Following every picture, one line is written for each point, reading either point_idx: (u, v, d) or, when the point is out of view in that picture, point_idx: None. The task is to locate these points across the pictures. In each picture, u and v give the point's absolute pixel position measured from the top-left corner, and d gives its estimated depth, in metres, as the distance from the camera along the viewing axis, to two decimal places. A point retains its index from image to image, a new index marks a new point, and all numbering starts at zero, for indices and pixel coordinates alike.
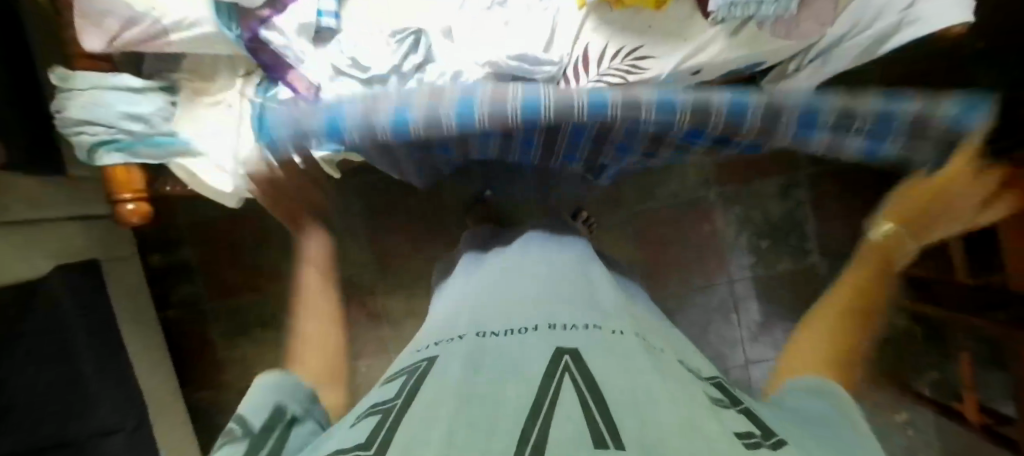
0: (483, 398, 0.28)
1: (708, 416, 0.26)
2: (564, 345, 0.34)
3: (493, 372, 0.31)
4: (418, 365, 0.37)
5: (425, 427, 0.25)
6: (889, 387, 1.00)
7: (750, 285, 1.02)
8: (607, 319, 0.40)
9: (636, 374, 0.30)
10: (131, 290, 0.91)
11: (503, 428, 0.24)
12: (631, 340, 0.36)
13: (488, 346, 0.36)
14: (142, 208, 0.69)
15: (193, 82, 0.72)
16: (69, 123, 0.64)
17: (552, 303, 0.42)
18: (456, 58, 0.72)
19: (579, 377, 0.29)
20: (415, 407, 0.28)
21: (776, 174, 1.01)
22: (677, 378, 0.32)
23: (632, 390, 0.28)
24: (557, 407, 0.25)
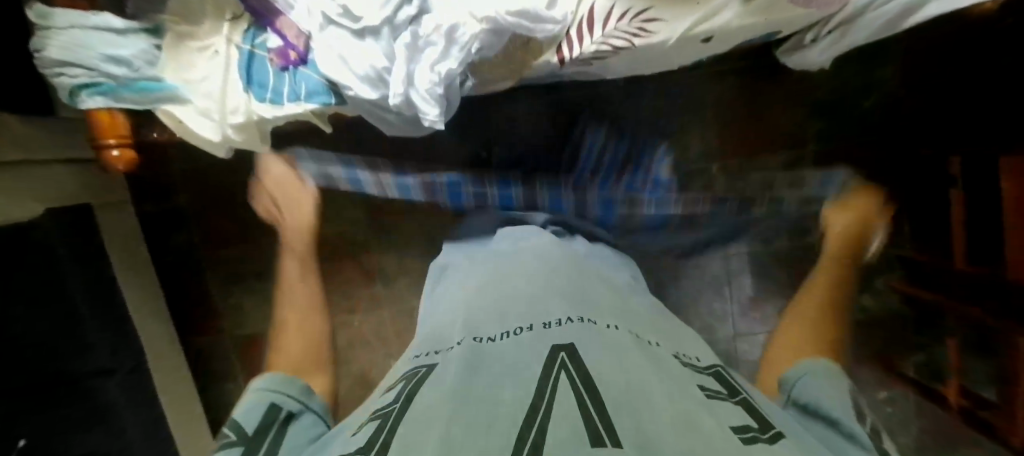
0: (485, 398, 0.29)
1: (705, 414, 0.28)
2: (560, 340, 0.35)
3: (494, 374, 0.33)
4: (418, 372, 0.38)
5: (429, 430, 0.27)
6: (872, 368, 1.01)
7: (743, 261, 1.02)
8: (599, 312, 0.42)
9: (633, 373, 0.31)
10: (126, 236, 0.92)
11: (505, 429, 0.25)
12: (626, 337, 0.37)
13: (485, 349, 0.37)
14: (128, 155, 0.68)
15: (178, 25, 0.68)
16: (48, 64, 0.61)
17: (549, 300, 0.43)
18: (452, 9, 0.65)
19: (575, 374, 0.30)
20: (417, 411, 0.30)
21: (780, 150, 0.98)
22: (671, 372, 0.34)
23: (627, 387, 0.30)
24: (555, 406, 0.27)
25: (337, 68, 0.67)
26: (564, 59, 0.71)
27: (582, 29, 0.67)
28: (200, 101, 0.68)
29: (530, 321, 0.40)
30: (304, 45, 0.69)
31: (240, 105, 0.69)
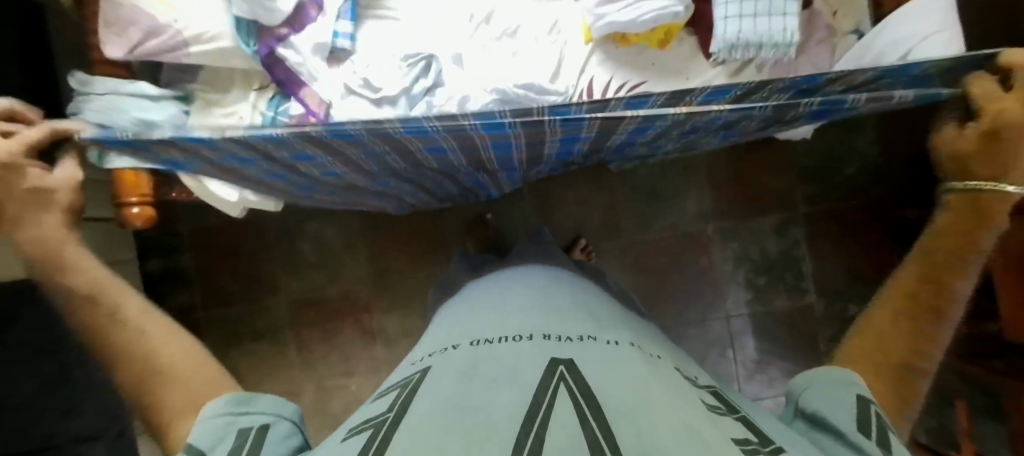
0: (481, 404, 0.30)
1: (707, 427, 0.28)
2: (560, 354, 0.36)
3: (488, 379, 0.33)
4: (411, 379, 0.39)
5: (427, 437, 0.27)
6: None
7: (747, 321, 1.02)
8: (600, 330, 0.43)
9: (630, 381, 0.32)
10: None
11: (504, 436, 0.26)
12: (627, 352, 0.38)
13: (482, 355, 0.38)
14: (149, 212, 0.71)
15: (207, 94, 0.73)
16: None
17: (552, 317, 0.44)
18: (465, 84, 0.74)
19: (575, 385, 0.31)
20: (408, 421, 0.31)
21: (774, 212, 1.02)
22: (672, 384, 0.34)
23: (628, 397, 0.30)
24: (553, 415, 0.28)
25: None
26: None
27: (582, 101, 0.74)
28: None
29: (530, 332, 0.41)
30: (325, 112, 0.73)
31: None
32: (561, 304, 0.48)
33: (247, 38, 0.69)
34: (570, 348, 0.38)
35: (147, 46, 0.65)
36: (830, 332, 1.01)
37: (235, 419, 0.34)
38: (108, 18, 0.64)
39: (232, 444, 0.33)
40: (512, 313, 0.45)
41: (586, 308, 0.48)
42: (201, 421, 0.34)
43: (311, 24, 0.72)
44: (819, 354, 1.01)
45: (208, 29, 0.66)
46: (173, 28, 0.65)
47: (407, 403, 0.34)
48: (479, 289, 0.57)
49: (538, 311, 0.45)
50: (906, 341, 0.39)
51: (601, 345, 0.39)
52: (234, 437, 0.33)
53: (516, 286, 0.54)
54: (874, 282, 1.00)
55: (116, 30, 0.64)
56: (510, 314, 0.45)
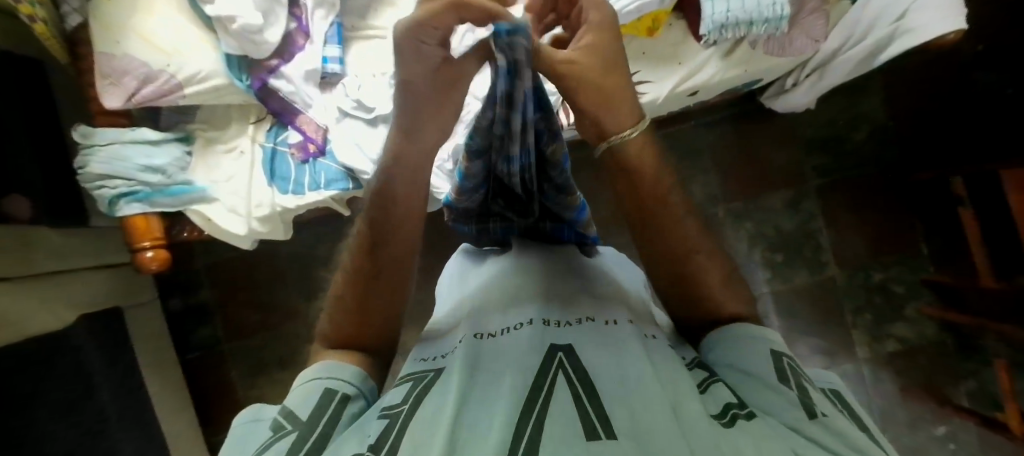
0: (482, 398, 0.31)
1: (692, 399, 0.30)
2: (558, 339, 0.36)
3: (490, 372, 0.33)
4: (425, 374, 0.37)
5: (437, 428, 0.28)
6: (925, 399, 0.96)
7: (769, 300, 1.00)
8: (599, 309, 0.42)
9: (625, 364, 0.33)
10: (151, 334, 0.94)
11: (506, 422, 0.27)
12: (626, 332, 0.37)
13: (486, 349, 0.37)
14: (161, 253, 0.71)
15: (207, 132, 0.75)
16: (92, 179, 0.68)
17: (554, 299, 0.43)
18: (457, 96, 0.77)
19: (574, 376, 0.31)
20: (418, 414, 0.31)
21: (784, 187, 1.00)
22: (664, 360, 0.34)
23: (622, 380, 0.31)
24: (551, 407, 0.28)
25: (352, 154, 0.72)
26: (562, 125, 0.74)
27: None
28: (226, 198, 0.73)
29: (531, 317, 0.40)
30: (323, 137, 0.74)
31: (264, 198, 0.73)
32: (562, 282, 0.46)
33: (239, 73, 0.70)
34: (571, 335, 0.37)
35: (142, 93, 0.66)
36: (856, 303, 0.99)
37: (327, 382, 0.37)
38: (101, 70, 0.65)
39: (319, 403, 0.35)
40: (513, 295, 0.44)
41: (591, 283, 0.46)
42: (234, 426, 0.35)
43: (301, 52, 0.73)
44: (845, 328, 0.98)
45: (201, 68, 0.68)
46: (167, 72, 0.67)
47: (422, 394, 0.33)
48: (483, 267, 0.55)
49: (543, 293, 0.44)
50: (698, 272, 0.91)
51: (601, 329, 0.38)
52: (322, 394, 0.36)
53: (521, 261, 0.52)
54: (894, 249, 0.98)
55: (110, 81, 0.65)
56: (514, 295, 0.44)
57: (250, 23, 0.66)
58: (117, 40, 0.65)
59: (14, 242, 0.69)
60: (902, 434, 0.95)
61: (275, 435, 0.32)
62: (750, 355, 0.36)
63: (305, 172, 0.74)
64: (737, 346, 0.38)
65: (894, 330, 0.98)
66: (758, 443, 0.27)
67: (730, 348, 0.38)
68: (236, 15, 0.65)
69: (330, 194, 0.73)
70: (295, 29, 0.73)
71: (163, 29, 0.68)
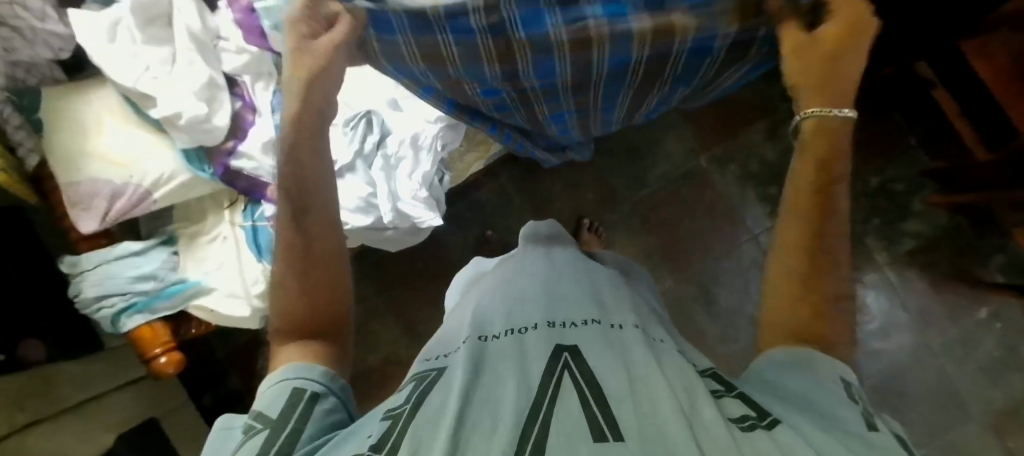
0: (487, 397, 0.27)
1: (704, 400, 0.26)
2: (564, 341, 0.32)
3: (494, 372, 0.30)
4: (427, 372, 0.33)
5: (439, 428, 0.25)
6: (958, 286, 0.94)
7: (774, 234, 0.99)
8: (605, 310, 0.37)
9: (633, 368, 0.29)
10: (192, 432, 0.94)
11: (510, 430, 0.24)
12: (633, 334, 0.33)
13: (492, 346, 0.33)
14: (175, 355, 0.69)
15: (187, 228, 0.77)
16: (91, 303, 0.69)
17: (559, 296, 0.39)
18: (409, 126, 0.75)
19: (579, 378, 0.28)
20: (424, 413, 0.27)
21: (757, 120, 1.00)
22: (676, 362, 0.30)
23: (630, 384, 0.27)
24: (557, 413, 0.25)
25: None
26: None
27: None
28: (224, 285, 0.74)
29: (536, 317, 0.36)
30: None
31: (258, 276, 0.74)
32: (571, 282, 0.42)
33: (201, 165, 0.72)
34: (578, 337, 0.33)
35: (115, 209, 0.68)
36: (862, 211, 0.98)
37: (290, 383, 0.34)
38: (71, 199, 0.66)
39: (286, 404, 0.32)
40: (515, 293, 0.40)
41: (593, 282, 0.43)
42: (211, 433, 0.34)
43: (251, 128, 0.74)
44: (858, 239, 0.97)
45: (163, 170, 0.69)
46: (132, 182, 0.68)
47: (424, 393, 0.30)
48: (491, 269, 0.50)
49: (551, 292, 0.40)
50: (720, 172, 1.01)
51: (611, 332, 0.34)
52: (288, 397, 0.33)
53: (527, 262, 0.47)
54: (881, 149, 0.98)
55: (82, 207, 0.67)
56: (522, 293, 0.40)
57: (197, 113, 0.67)
58: (78, 166, 0.67)
59: (37, 384, 0.73)
60: (947, 327, 0.94)
61: (245, 439, 0.30)
62: (808, 381, 0.30)
63: None
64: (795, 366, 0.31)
65: (908, 227, 0.96)
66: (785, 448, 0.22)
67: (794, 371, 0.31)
68: (181, 110, 0.66)
69: None
70: (241, 107, 0.74)
71: (118, 142, 0.69)
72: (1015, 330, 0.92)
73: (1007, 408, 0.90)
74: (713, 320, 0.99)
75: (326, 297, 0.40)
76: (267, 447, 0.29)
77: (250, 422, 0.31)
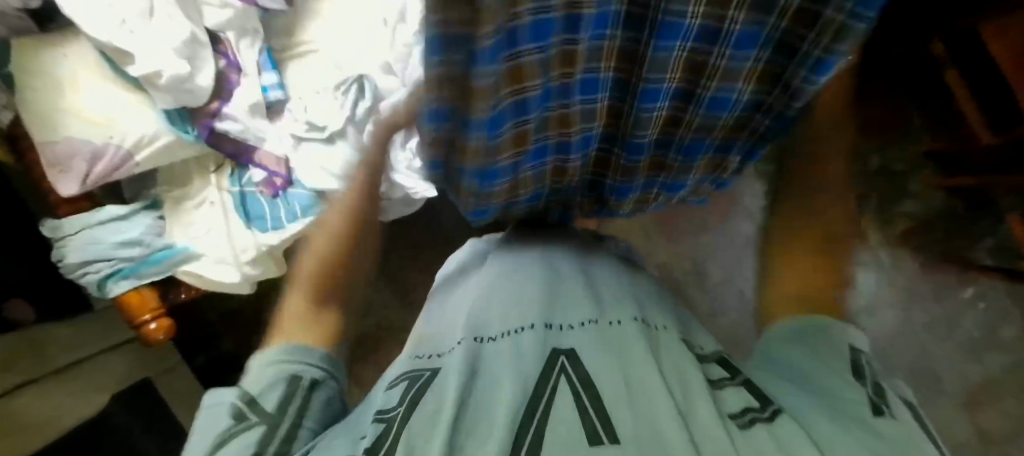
0: (481, 397, 0.27)
1: (702, 400, 0.27)
2: (561, 342, 0.32)
3: (489, 371, 0.29)
4: (418, 372, 0.32)
5: (434, 428, 0.24)
6: (947, 267, 0.95)
7: None
8: (603, 307, 0.37)
9: (631, 367, 0.29)
10: (186, 391, 0.95)
11: (506, 432, 0.23)
12: (631, 328, 0.33)
13: (488, 347, 0.32)
14: (165, 322, 0.69)
15: (171, 192, 0.74)
16: (75, 268, 0.68)
17: (555, 290, 0.39)
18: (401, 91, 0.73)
19: (577, 378, 0.28)
20: (417, 411, 0.27)
21: None
22: (674, 364, 0.30)
23: (628, 384, 0.28)
24: (555, 413, 0.25)
25: (320, 177, 0.72)
26: None
27: None
28: (212, 251, 0.72)
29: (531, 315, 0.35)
30: (286, 168, 0.73)
31: (248, 243, 0.72)
32: (565, 274, 0.41)
33: (184, 126, 0.69)
34: (574, 336, 0.33)
35: (96, 172, 0.65)
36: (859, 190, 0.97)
37: (285, 370, 0.34)
38: (47, 160, 0.63)
39: (281, 392, 0.32)
40: (511, 285, 0.39)
41: (587, 272, 0.42)
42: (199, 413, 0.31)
43: (236, 88, 0.71)
44: None
45: (144, 132, 0.67)
46: (113, 144, 0.65)
47: (417, 392, 0.29)
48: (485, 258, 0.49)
49: (546, 283, 0.39)
50: None
51: (606, 328, 0.34)
52: (284, 385, 0.32)
53: (520, 250, 0.46)
54: (883, 128, 0.97)
55: (59, 168, 0.63)
56: (516, 284, 0.39)
57: (178, 73, 0.64)
58: (52, 126, 0.63)
59: None
60: (931, 308, 0.95)
61: (236, 429, 0.29)
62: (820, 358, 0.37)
63: (279, 207, 0.73)
64: (811, 344, 0.39)
65: (903, 208, 0.96)
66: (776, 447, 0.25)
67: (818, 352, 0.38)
68: (161, 68, 0.63)
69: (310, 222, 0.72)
70: (227, 66, 0.71)
71: (96, 101, 0.66)
72: (998, 312, 0.94)
73: (982, 387, 0.93)
74: (705, 295, 0.99)
75: (343, 318, 0.43)
76: (265, 446, 0.28)
77: (240, 409, 0.30)
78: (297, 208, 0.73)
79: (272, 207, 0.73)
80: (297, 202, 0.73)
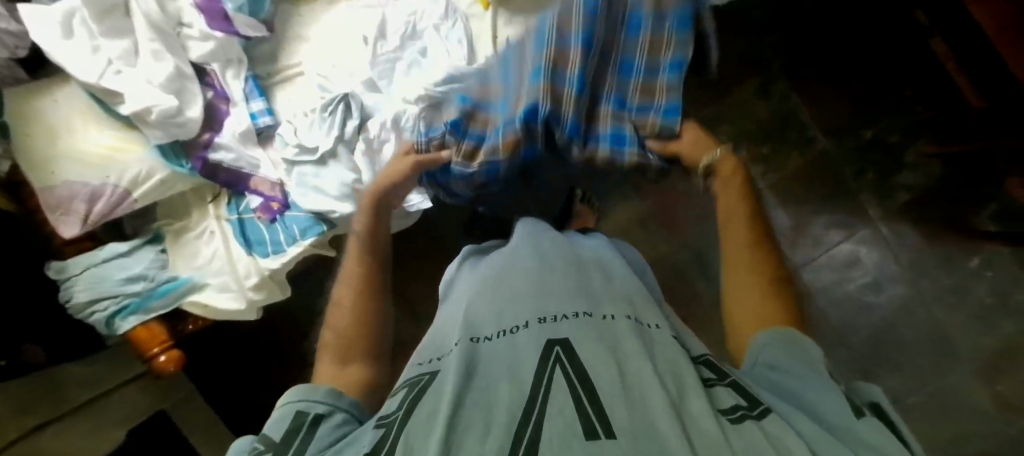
0: (477, 400, 0.27)
1: (694, 392, 0.26)
2: (556, 336, 0.31)
3: (486, 375, 0.29)
4: (417, 378, 0.33)
5: (429, 436, 0.24)
6: (951, 235, 0.94)
7: (769, 193, 0.99)
8: (598, 301, 0.36)
9: (626, 360, 0.28)
10: (203, 421, 0.95)
11: (500, 434, 0.23)
12: (627, 324, 0.33)
13: (484, 350, 0.32)
14: (174, 353, 0.68)
15: (172, 224, 0.76)
16: (83, 308, 0.68)
17: (550, 286, 0.38)
18: (388, 108, 0.73)
19: (572, 373, 0.27)
20: (415, 418, 0.27)
21: (747, 79, 0.99)
22: (669, 351, 0.30)
23: (622, 377, 0.27)
24: (547, 408, 0.25)
25: (314, 198, 0.72)
26: None
27: None
28: (216, 279, 0.73)
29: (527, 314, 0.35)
30: (282, 192, 0.74)
31: (249, 269, 0.73)
32: (560, 269, 0.41)
33: (178, 160, 0.70)
34: (569, 330, 0.32)
35: (96, 211, 0.66)
36: (856, 166, 0.97)
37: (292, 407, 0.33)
38: (49, 204, 0.64)
39: (286, 426, 0.32)
40: (506, 286, 0.39)
41: (583, 267, 0.42)
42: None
43: (227, 118, 0.73)
44: (852, 195, 0.97)
45: (139, 169, 0.67)
46: (110, 183, 0.66)
47: (415, 398, 0.29)
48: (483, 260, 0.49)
49: (541, 280, 0.39)
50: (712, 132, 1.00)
51: (602, 323, 0.33)
52: (290, 420, 0.32)
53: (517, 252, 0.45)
54: (875, 101, 0.96)
55: (62, 211, 0.65)
56: (512, 285, 0.39)
57: (167, 108, 0.65)
58: (51, 170, 0.65)
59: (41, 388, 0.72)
60: (937, 276, 0.94)
61: None
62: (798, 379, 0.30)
63: (277, 230, 0.73)
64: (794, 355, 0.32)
65: (902, 180, 0.95)
66: (778, 443, 0.22)
67: (786, 356, 0.32)
68: (151, 105, 0.64)
69: (309, 242, 0.73)
70: (214, 97, 0.73)
71: (90, 142, 0.67)
72: (1006, 277, 0.93)
73: (996, 352, 0.91)
74: (710, 282, 0.99)
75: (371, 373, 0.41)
76: None
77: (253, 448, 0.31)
78: (296, 232, 0.73)
79: (271, 236, 0.73)
80: (298, 229, 0.73)
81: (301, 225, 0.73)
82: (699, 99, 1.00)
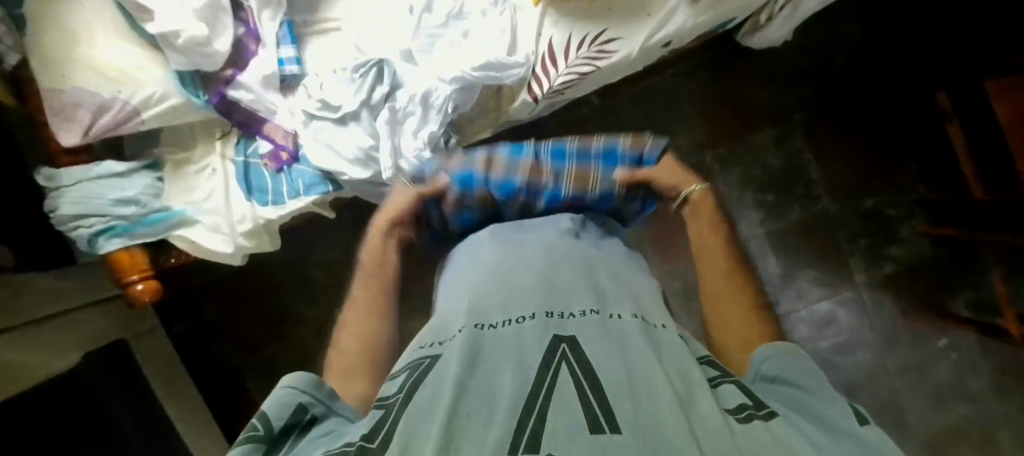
0: (483, 388, 0.27)
1: (701, 392, 0.26)
2: (563, 333, 0.31)
3: (492, 363, 0.29)
4: (420, 362, 0.32)
5: (432, 418, 0.25)
6: (925, 315, 0.98)
7: (765, 241, 1.01)
8: (605, 301, 0.36)
9: (632, 358, 0.29)
10: (163, 358, 0.92)
11: (505, 421, 0.23)
12: (633, 324, 0.33)
13: (489, 340, 0.32)
14: (152, 284, 0.68)
15: (174, 154, 0.73)
16: (66, 220, 0.65)
17: (556, 285, 0.38)
18: (419, 82, 0.72)
19: (578, 370, 0.27)
20: (418, 402, 0.27)
21: (766, 126, 1.02)
22: (674, 354, 0.31)
23: (629, 375, 0.27)
24: (554, 401, 0.25)
25: (324, 153, 0.71)
26: (537, 95, 0.73)
27: (545, 65, 0.72)
28: (208, 218, 0.71)
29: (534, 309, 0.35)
30: (293, 143, 0.72)
31: (245, 214, 0.71)
32: (569, 268, 0.40)
33: (194, 89, 0.68)
34: (578, 328, 0.32)
35: (101, 124, 0.64)
36: (851, 231, 1.00)
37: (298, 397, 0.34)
38: (53, 106, 0.61)
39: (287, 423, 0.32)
40: (511, 282, 0.39)
41: (591, 265, 0.42)
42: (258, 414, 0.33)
43: (253, 58, 0.71)
44: (841, 257, 1.00)
45: (154, 91, 0.65)
46: (121, 98, 0.64)
47: (418, 382, 0.29)
48: (490, 244, 0.48)
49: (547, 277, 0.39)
50: (722, 171, 1.02)
51: (608, 323, 0.33)
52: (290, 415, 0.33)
53: (527, 247, 0.45)
54: (882, 172, 0.99)
55: (64, 116, 0.62)
56: (519, 281, 0.39)
57: (196, 35, 0.63)
58: (60, 73, 0.62)
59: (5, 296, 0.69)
60: (907, 352, 0.98)
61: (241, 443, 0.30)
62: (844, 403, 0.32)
63: (282, 181, 0.73)
64: (786, 363, 0.34)
65: (891, 252, 0.99)
66: (778, 440, 0.23)
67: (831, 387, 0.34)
68: (180, 28, 0.62)
69: (310, 200, 0.73)
70: (245, 35, 0.71)
71: (107, 54, 0.64)
72: (969, 364, 0.96)
73: (945, 434, 0.95)
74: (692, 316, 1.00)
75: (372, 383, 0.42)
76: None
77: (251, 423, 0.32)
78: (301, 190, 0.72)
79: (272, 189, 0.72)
80: (302, 186, 0.72)
81: (305, 183, 0.72)
82: (713, 137, 1.02)
